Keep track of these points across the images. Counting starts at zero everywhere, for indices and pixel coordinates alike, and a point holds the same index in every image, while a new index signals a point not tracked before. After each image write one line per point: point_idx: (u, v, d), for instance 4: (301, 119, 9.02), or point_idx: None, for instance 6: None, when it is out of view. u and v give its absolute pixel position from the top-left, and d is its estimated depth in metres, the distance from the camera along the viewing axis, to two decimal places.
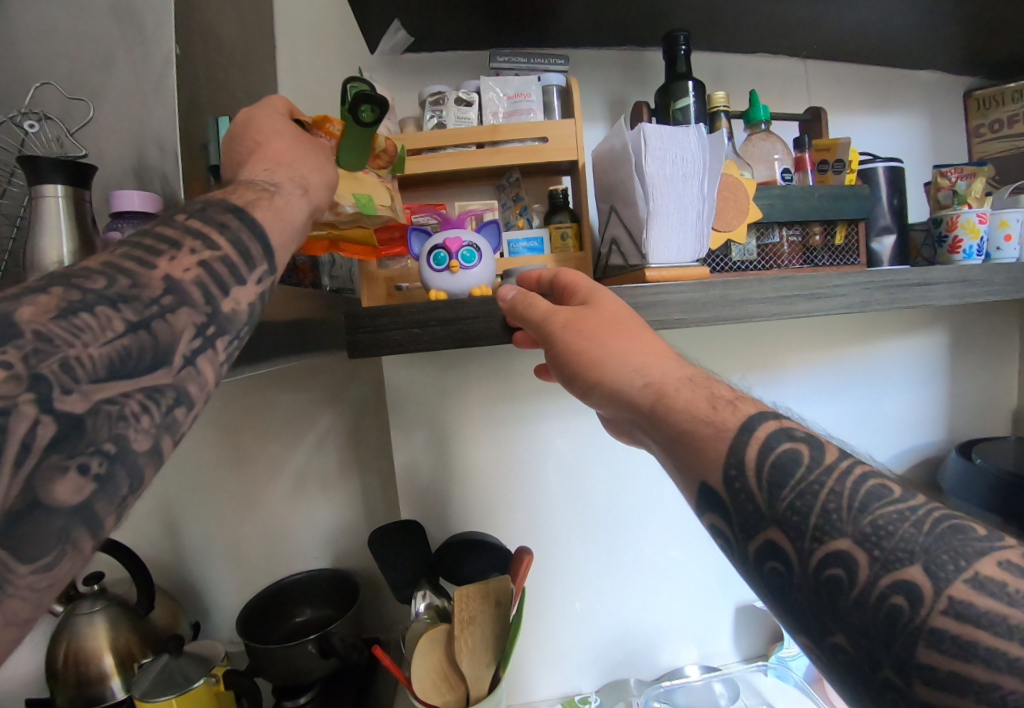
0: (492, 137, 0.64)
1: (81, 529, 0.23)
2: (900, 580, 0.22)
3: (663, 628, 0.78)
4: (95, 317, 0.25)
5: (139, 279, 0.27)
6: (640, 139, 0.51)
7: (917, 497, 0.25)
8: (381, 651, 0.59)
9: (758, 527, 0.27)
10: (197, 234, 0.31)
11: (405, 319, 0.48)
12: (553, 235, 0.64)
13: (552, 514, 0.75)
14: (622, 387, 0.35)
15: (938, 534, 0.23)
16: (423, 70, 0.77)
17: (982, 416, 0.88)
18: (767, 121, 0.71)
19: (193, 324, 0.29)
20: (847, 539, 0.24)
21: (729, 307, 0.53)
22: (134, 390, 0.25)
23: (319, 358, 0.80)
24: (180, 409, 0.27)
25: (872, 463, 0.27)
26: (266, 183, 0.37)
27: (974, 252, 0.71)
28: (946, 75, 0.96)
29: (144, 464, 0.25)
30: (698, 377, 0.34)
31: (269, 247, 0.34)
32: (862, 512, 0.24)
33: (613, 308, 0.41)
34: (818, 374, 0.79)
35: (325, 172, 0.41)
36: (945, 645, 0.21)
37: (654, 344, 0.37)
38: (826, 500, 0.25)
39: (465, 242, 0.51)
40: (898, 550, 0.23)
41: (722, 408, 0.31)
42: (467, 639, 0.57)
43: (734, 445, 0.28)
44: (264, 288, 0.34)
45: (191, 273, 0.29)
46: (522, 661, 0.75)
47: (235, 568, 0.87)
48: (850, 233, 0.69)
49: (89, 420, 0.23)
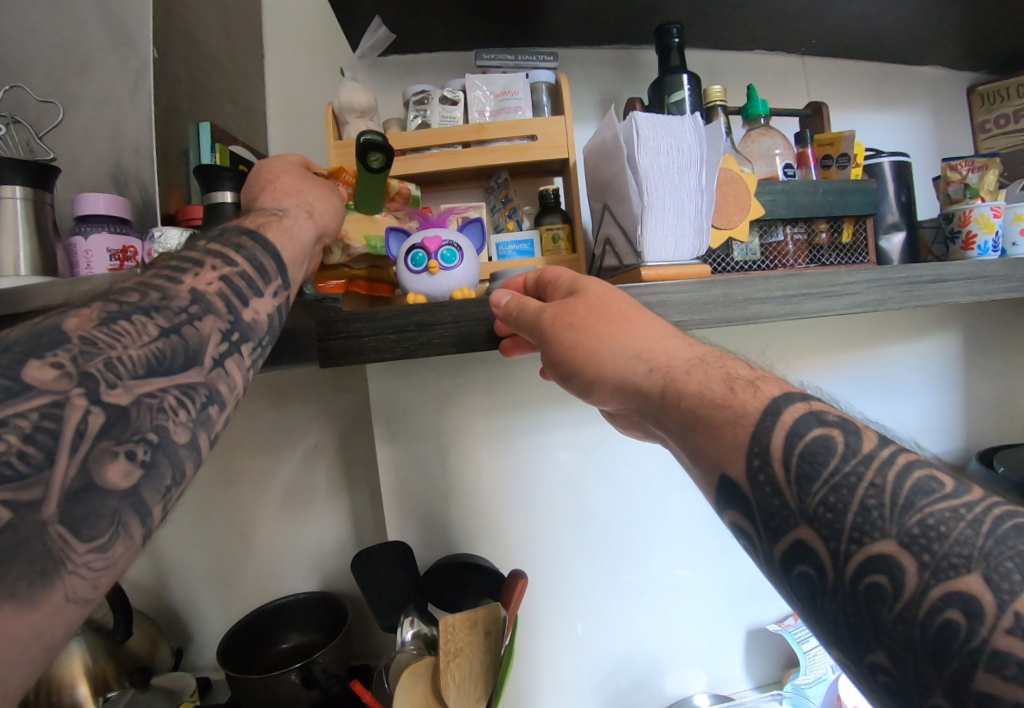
0: (477, 136, 0.60)
1: (130, 514, 0.23)
2: (956, 591, 0.18)
3: (671, 655, 0.73)
4: (132, 323, 0.26)
5: (166, 290, 0.29)
6: (631, 130, 0.48)
7: (973, 490, 0.21)
8: (361, 687, 0.56)
9: (785, 525, 0.23)
10: (216, 254, 0.32)
11: (381, 324, 0.45)
12: (544, 237, 0.61)
13: (550, 532, 0.70)
14: (627, 377, 0.32)
15: (1002, 535, 0.19)
16: (409, 72, 0.74)
17: (1003, 421, 0.83)
18: (766, 115, 0.68)
19: (219, 329, 0.29)
20: (891, 541, 0.20)
21: (733, 308, 0.49)
22: (171, 386, 0.26)
23: (303, 368, 0.76)
24: (213, 408, 0.28)
25: (920, 452, 0.22)
26: (275, 209, 0.39)
27: (989, 247, 0.67)
28: (948, 71, 0.93)
29: (185, 457, 0.26)
30: (714, 358, 0.30)
31: (282, 263, 0.36)
32: (907, 510, 0.20)
33: (603, 296, 0.37)
34: (828, 378, 0.75)
35: (330, 201, 0.44)
36: (1009, 672, 0.16)
37: (661, 329, 0.34)
38: (865, 495, 0.21)
39: (445, 241, 0.47)
40: (951, 554, 0.19)
41: (742, 389, 0.27)
42: (455, 672, 0.49)
43: (759, 435, 0.25)
44: (280, 302, 0.35)
45: (214, 285, 0.30)
46: (519, 690, 0.69)
47: (214, 593, 0.81)
48: (857, 231, 0.65)
49: (133, 412, 0.24)
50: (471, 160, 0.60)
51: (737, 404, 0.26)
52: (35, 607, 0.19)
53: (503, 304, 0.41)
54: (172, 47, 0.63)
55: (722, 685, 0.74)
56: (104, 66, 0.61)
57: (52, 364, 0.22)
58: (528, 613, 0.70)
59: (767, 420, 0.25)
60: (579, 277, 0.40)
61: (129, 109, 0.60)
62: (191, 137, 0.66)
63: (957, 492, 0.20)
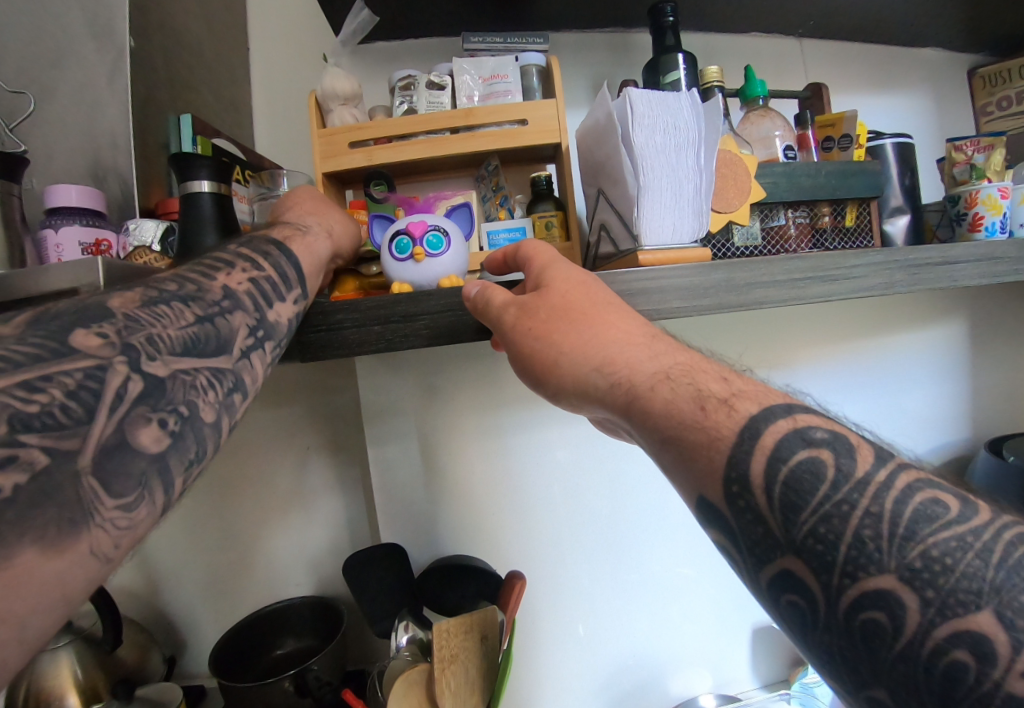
0: (466, 121, 0.58)
1: (156, 479, 0.24)
2: (963, 630, 0.17)
3: (674, 656, 0.70)
4: (170, 308, 0.29)
5: (202, 286, 0.32)
6: (626, 107, 0.45)
7: (978, 511, 0.20)
8: (353, 698, 0.54)
9: (771, 554, 0.22)
10: (246, 258, 0.36)
11: (363, 314, 0.42)
12: (537, 224, 0.58)
13: (547, 531, 0.68)
14: (590, 388, 0.30)
15: (1015, 564, 0.18)
16: (396, 59, 0.72)
17: (1012, 409, 0.81)
18: (764, 97, 0.66)
19: (246, 325, 0.33)
20: (890, 576, 0.19)
21: (734, 292, 0.47)
22: (203, 368, 0.29)
23: (293, 367, 0.74)
24: (237, 395, 0.31)
25: (922, 473, 0.21)
26: (299, 225, 0.43)
27: (997, 228, 0.65)
28: (949, 53, 0.91)
29: (208, 435, 0.28)
30: (683, 369, 0.28)
31: (303, 273, 0.39)
32: (908, 541, 0.19)
33: (568, 291, 0.34)
34: (832, 367, 0.72)
35: (349, 225, 0.48)
36: None
37: (632, 332, 0.31)
38: (860, 525, 0.20)
39: (431, 226, 0.45)
40: (959, 589, 0.18)
41: (714, 409, 0.25)
42: (450, 680, 0.47)
43: (734, 461, 0.23)
44: (299, 310, 0.38)
45: (245, 286, 0.34)
46: (520, 694, 0.67)
47: (205, 600, 0.79)
48: (861, 213, 0.63)
49: (169, 384, 0.27)
50: (459, 146, 0.58)
51: (708, 426, 0.24)
52: (64, 555, 0.20)
53: (473, 296, 0.39)
54: (149, 35, 0.61)
55: (728, 685, 0.72)
56: (78, 59, 0.59)
57: (100, 334, 0.25)
58: (527, 615, 0.68)
59: (745, 446, 0.23)
60: (547, 267, 0.37)
61: (104, 103, 0.58)
62: (171, 128, 0.63)
63: (963, 517, 0.20)
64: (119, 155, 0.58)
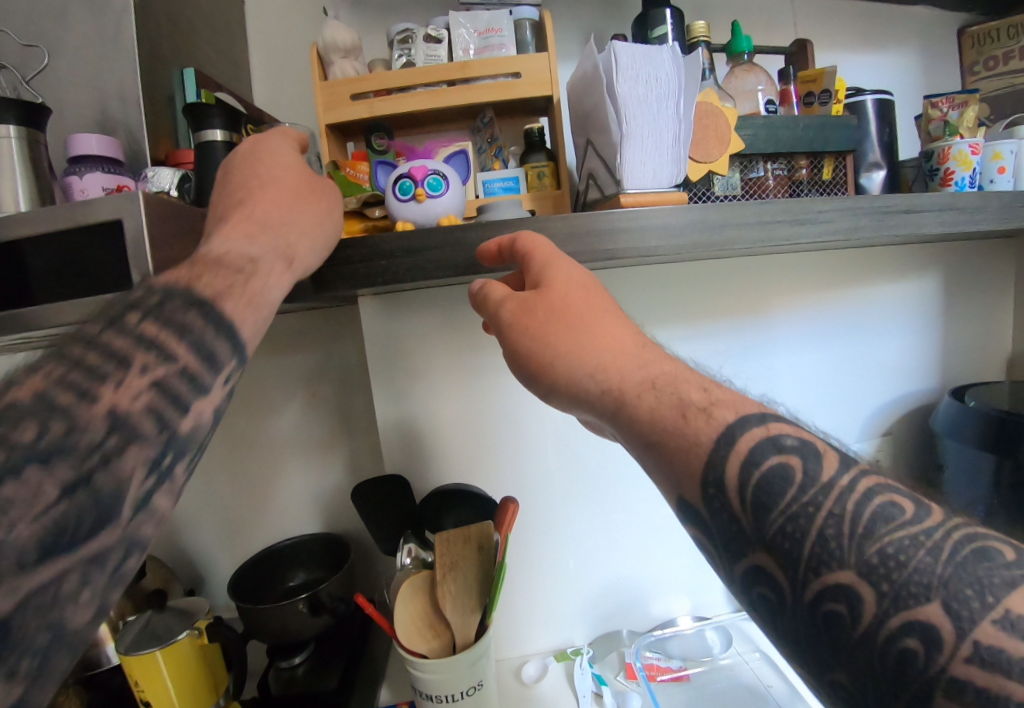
0: (461, 73, 0.61)
1: (55, 654, 0.25)
2: (915, 620, 0.21)
3: (656, 581, 0.73)
4: (22, 484, 0.24)
5: (71, 422, 0.27)
6: (611, 58, 0.49)
7: (932, 515, 0.24)
8: (363, 601, 0.59)
9: (744, 551, 0.26)
10: (148, 346, 0.31)
11: (371, 251, 0.47)
12: (530, 174, 0.62)
13: (539, 476, 0.70)
14: (581, 393, 0.34)
15: (960, 560, 0.22)
16: (393, 13, 0.74)
17: (976, 361, 0.86)
18: (750, 52, 0.68)
19: (145, 460, 0.29)
20: (850, 572, 0.22)
21: (707, 232, 0.51)
22: (75, 562, 0.26)
23: (299, 318, 0.78)
24: (144, 527, 0.29)
25: (883, 480, 0.25)
26: (242, 262, 0.37)
27: (967, 183, 0.68)
28: (938, 10, 0.92)
29: (111, 593, 0.27)
30: (664, 378, 0.32)
31: (238, 345, 0.36)
32: (867, 539, 0.23)
33: (568, 284, 0.37)
34: (807, 317, 0.74)
35: (313, 241, 0.42)
36: (967, 697, 0.19)
37: (618, 337, 0.35)
38: (824, 525, 0.24)
39: (431, 170, 0.49)
40: (913, 583, 0.21)
41: (694, 416, 0.29)
42: (450, 586, 0.52)
43: (711, 466, 0.27)
44: (227, 386, 0.35)
45: (143, 398, 0.30)
46: (511, 613, 0.70)
47: (222, 538, 0.85)
48: (837, 167, 0.66)
49: (16, 623, 0.23)
50: (456, 99, 0.61)
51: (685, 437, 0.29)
52: None
53: (475, 290, 0.42)
54: None
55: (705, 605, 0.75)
56: (86, 14, 0.61)
57: None
58: (522, 549, 0.70)
59: (720, 454, 0.27)
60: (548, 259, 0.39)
61: (115, 60, 0.60)
62: (176, 82, 0.66)
63: (916, 518, 0.24)
64: (130, 109, 0.61)
